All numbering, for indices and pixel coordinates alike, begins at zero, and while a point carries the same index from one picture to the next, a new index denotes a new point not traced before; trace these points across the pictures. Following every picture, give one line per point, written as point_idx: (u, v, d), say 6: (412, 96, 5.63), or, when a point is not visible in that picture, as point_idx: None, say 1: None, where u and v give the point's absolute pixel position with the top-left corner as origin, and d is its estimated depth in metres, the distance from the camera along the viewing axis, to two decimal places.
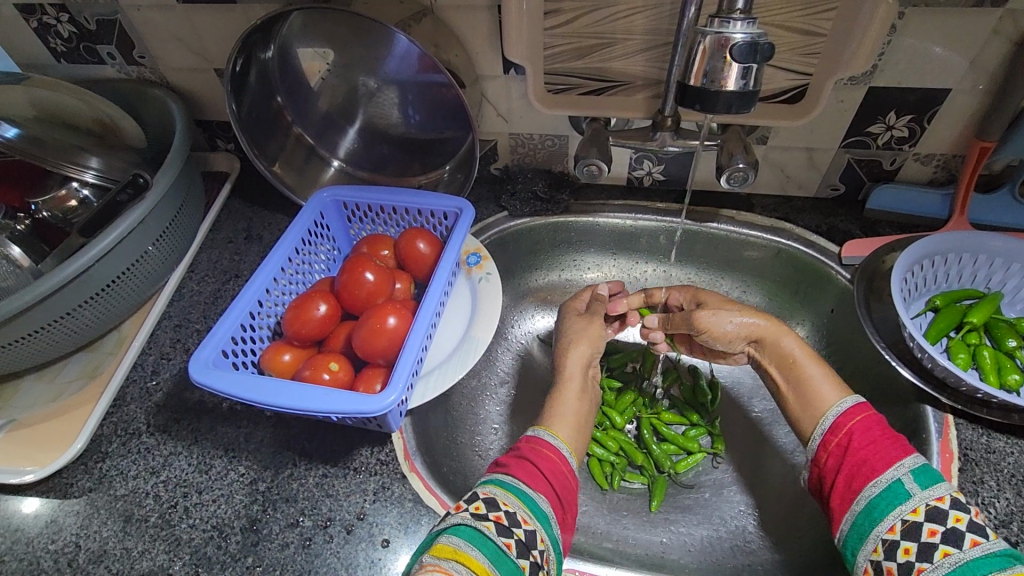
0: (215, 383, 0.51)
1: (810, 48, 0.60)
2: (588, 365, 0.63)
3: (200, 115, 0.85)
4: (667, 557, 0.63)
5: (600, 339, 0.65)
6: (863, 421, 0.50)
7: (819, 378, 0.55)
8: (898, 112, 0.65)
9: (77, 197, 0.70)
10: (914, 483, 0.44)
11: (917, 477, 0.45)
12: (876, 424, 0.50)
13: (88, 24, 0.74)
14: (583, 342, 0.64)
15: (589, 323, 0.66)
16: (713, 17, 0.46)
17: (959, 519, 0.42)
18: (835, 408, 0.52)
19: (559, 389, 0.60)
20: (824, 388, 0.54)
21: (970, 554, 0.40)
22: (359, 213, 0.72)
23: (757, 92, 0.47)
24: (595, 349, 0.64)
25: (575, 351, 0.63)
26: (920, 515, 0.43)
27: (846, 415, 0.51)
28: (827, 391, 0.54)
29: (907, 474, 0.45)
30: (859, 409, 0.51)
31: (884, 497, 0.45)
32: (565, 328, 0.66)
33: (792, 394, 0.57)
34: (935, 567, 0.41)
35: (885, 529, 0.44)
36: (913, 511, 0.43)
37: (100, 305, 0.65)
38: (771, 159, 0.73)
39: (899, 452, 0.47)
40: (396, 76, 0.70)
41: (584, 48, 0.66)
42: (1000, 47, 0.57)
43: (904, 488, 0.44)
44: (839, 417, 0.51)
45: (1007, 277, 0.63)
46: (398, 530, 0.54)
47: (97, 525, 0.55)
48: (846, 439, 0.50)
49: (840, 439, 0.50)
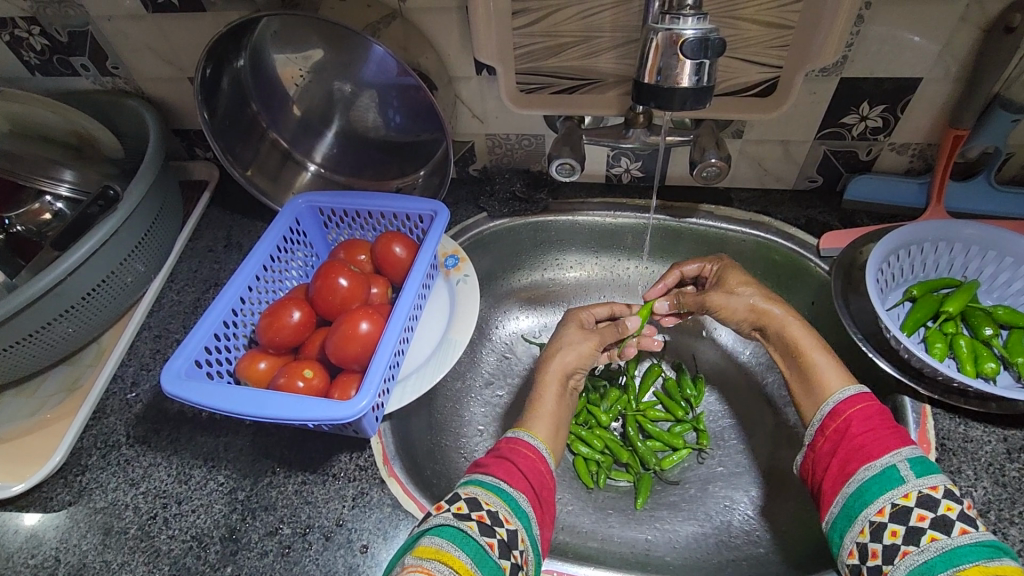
0: (188, 393, 0.51)
1: (782, 40, 0.59)
2: (570, 377, 0.62)
3: (178, 124, 0.85)
4: (651, 554, 0.62)
5: (592, 357, 0.63)
6: (864, 410, 0.49)
7: (823, 367, 0.54)
8: (871, 103, 0.65)
9: (51, 210, 0.70)
10: (909, 469, 0.44)
11: (913, 465, 0.44)
12: (877, 413, 0.49)
13: (60, 35, 0.73)
14: (572, 349, 0.62)
15: (583, 335, 0.64)
16: (665, 14, 0.47)
17: (951, 508, 0.42)
18: (835, 395, 0.51)
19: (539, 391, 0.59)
20: (828, 375, 0.53)
21: (958, 541, 0.40)
22: (335, 218, 0.72)
23: (713, 87, 0.47)
24: (581, 362, 0.62)
25: (558, 358, 0.61)
26: (911, 500, 0.43)
27: (846, 402, 0.50)
28: (830, 378, 0.53)
29: (903, 462, 0.45)
30: (862, 398, 0.50)
31: (877, 481, 0.45)
32: (561, 337, 0.64)
33: (798, 380, 0.56)
34: (921, 550, 0.41)
35: (874, 511, 0.44)
36: (905, 496, 0.43)
37: (75, 318, 0.65)
38: (747, 153, 0.73)
39: (897, 441, 0.46)
40: (371, 80, 0.70)
41: (557, 46, 0.65)
42: (970, 34, 0.57)
43: (898, 474, 0.44)
44: (838, 404, 0.51)
45: (983, 264, 0.63)
46: (376, 535, 0.53)
47: (77, 539, 0.55)
48: (844, 424, 0.49)
49: (838, 425, 0.50)
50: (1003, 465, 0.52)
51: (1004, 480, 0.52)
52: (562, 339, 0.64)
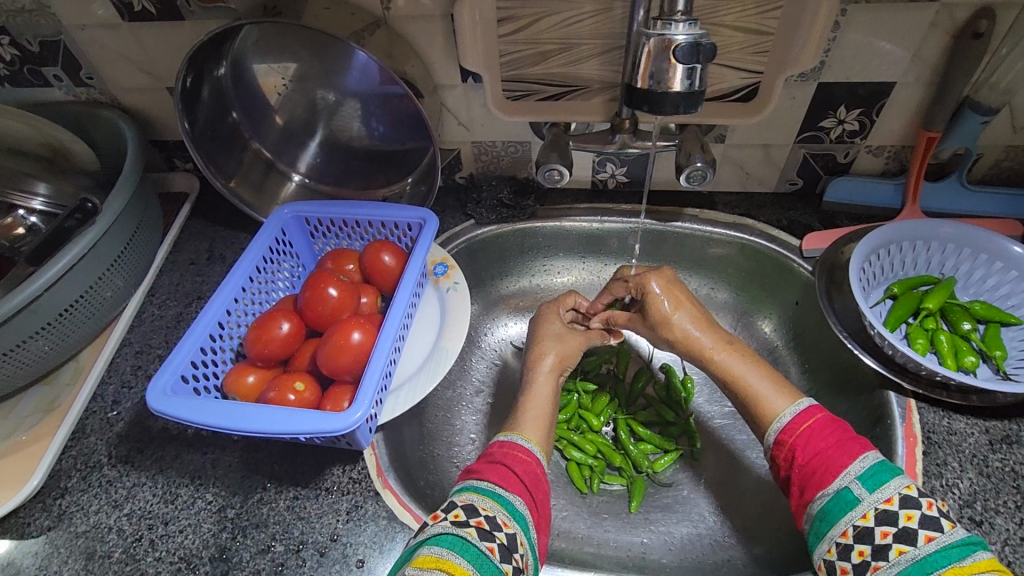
0: (176, 410, 0.50)
1: (759, 46, 0.61)
2: (562, 372, 0.63)
3: (155, 135, 0.83)
4: (648, 557, 0.63)
5: (572, 354, 0.64)
6: (809, 430, 0.50)
7: (761, 390, 0.55)
8: (848, 107, 0.67)
9: (24, 225, 0.67)
10: (862, 488, 0.45)
11: (865, 483, 0.45)
12: (822, 431, 0.50)
13: (30, 45, 0.71)
14: (559, 344, 0.64)
15: (568, 333, 0.66)
16: (656, 19, 0.47)
17: (911, 517, 0.42)
18: (777, 424, 0.52)
19: (527, 392, 0.61)
20: (767, 399, 0.54)
21: (925, 550, 0.41)
22: (322, 228, 0.71)
23: (703, 92, 0.47)
24: (566, 359, 0.64)
25: (548, 353, 0.63)
26: (870, 520, 0.44)
27: (791, 427, 0.51)
28: (769, 402, 0.54)
29: (854, 481, 0.45)
30: (802, 419, 0.51)
31: (834, 505, 0.45)
32: (542, 334, 0.66)
33: (740, 408, 0.57)
34: (891, 565, 0.41)
35: (838, 533, 0.45)
36: (864, 516, 0.44)
37: (53, 335, 0.63)
38: (730, 157, 0.74)
39: (845, 459, 0.47)
40: (355, 88, 0.69)
41: (541, 54, 0.65)
42: (939, 40, 0.59)
43: (853, 495, 0.45)
44: (781, 433, 0.52)
45: (959, 262, 0.65)
46: (372, 549, 0.53)
47: (57, 565, 0.53)
48: (793, 450, 0.50)
49: (788, 451, 0.51)
50: (986, 456, 0.54)
51: (987, 470, 0.53)
52: (548, 336, 0.65)
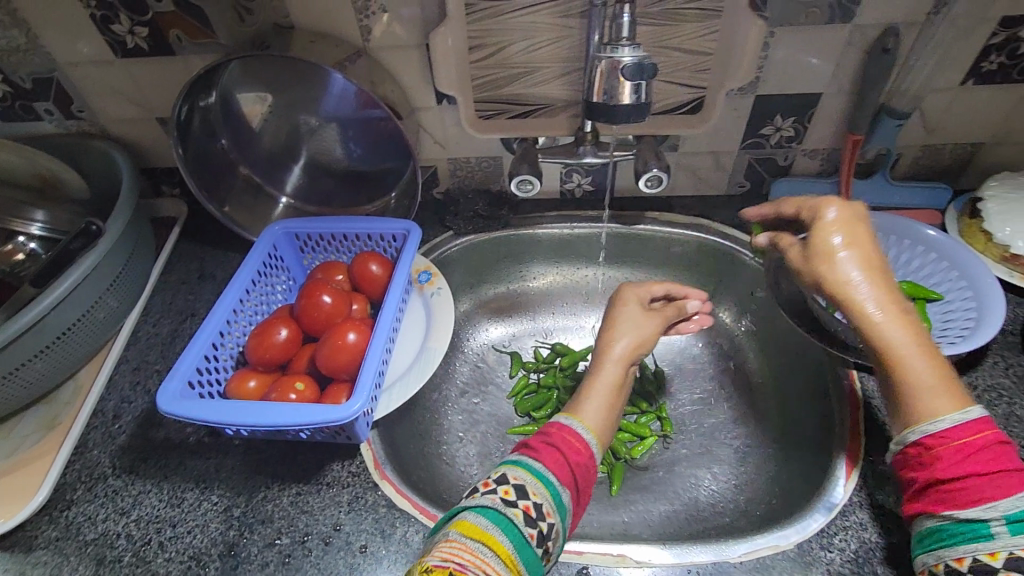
0: (187, 411, 0.53)
1: (700, 66, 0.69)
2: (632, 362, 0.61)
3: (143, 163, 0.86)
4: (630, 533, 0.68)
5: (651, 339, 0.63)
6: (964, 446, 0.41)
7: (923, 376, 0.43)
8: (784, 115, 0.75)
9: (24, 250, 0.70)
10: (1005, 526, 0.38)
11: (1010, 523, 0.38)
12: (977, 451, 0.40)
13: (23, 82, 0.75)
14: (640, 327, 0.62)
15: (648, 317, 0.64)
16: (606, 44, 0.54)
17: None
18: (924, 425, 0.42)
19: (593, 374, 0.59)
20: (927, 390, 0.42)
21: None
22: (311, 243, 0.76)
23: (650, 104, 0.55)
24: (643, 342, 0.62)
25: (622, 337, 0.61)
26: (1000, 560, 0.38)
27: (942, 435, 0.41)
28: (926, 393, 0.42)
29: (998, 517, 0.39)
30: (963, 431, 0.41)
31: (960, 530, 0.40)
32: (620, 316, 0.64)
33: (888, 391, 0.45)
34: None
35: (953, 558, 0.40)
36: (991, 554, 0.39)
37: (53, 356, 0.65)
38: (684, 164, 0.81)
39: (996, 490, 0.39)
40: (336, 113, 0.75)
41: (507, 77, 0.72)
42: (855, 55, 0.68)
43: (989, 529, 0.39)
44: (924, 436, 0.42)
45: (888, 248, 0.73)
46: (374, 535, 0.56)
47: (68, 573, 0.55)
48: (932, 460, 0.42)
49: (924, 459, 0.42)
50: None
51: None
52: (627, 317, 0.63)
